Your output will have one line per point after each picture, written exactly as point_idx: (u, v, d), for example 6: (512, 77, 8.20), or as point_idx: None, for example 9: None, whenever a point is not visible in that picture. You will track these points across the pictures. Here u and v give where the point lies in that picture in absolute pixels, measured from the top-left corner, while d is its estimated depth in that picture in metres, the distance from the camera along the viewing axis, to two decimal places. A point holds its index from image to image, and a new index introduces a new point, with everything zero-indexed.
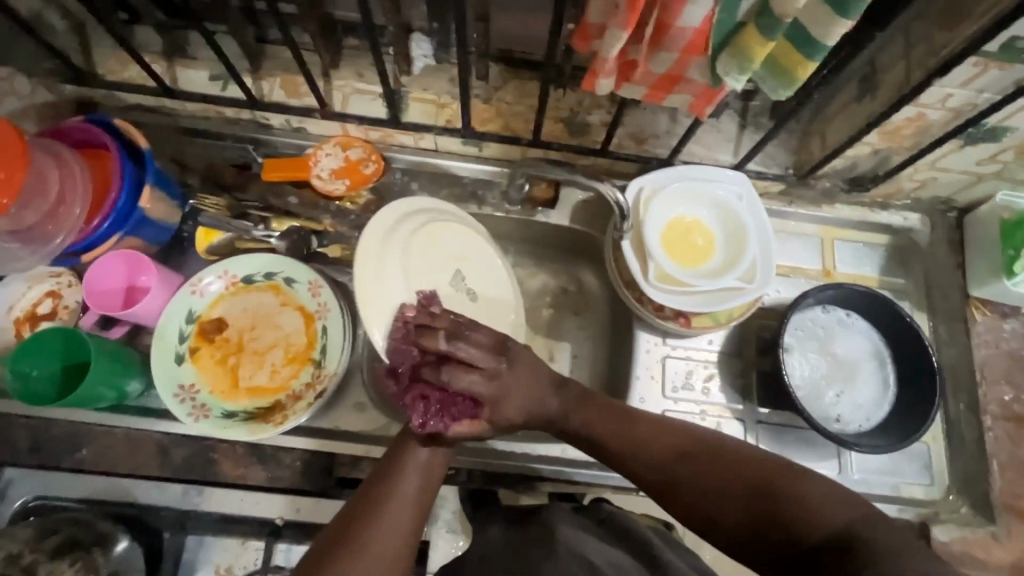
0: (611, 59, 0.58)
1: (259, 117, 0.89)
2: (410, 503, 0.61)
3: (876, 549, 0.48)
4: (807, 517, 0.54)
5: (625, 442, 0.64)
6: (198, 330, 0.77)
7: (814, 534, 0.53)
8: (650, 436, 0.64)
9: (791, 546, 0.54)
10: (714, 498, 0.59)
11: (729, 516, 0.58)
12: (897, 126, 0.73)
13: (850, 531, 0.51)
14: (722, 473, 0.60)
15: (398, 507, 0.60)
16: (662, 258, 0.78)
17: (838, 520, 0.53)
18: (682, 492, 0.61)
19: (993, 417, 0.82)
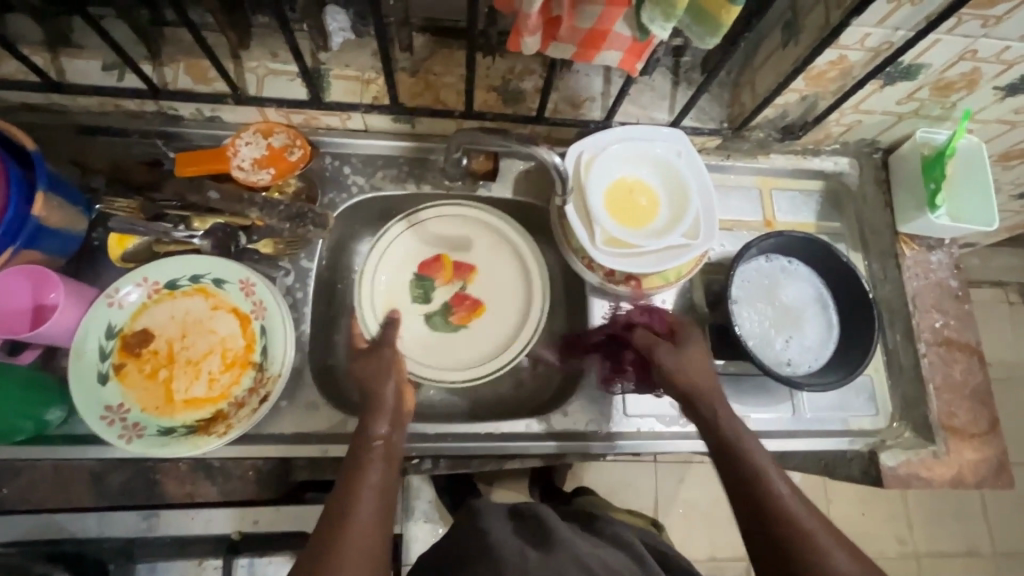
0: (533, 15, 0.55)
1: (166, 108, 0.81)
2: (368, 519, 0.58)
3: None
4: None
5: (776, 498, 0.61)
6: (122, 344, 0.70)
7: None
8: (790, 507, 0.60)
9: None
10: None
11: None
12: (821, 70, 0.74)
13: None
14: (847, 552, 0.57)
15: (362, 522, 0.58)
16: (607, 222, 0.78)
17: None
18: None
19: (928, 343, 0.87)
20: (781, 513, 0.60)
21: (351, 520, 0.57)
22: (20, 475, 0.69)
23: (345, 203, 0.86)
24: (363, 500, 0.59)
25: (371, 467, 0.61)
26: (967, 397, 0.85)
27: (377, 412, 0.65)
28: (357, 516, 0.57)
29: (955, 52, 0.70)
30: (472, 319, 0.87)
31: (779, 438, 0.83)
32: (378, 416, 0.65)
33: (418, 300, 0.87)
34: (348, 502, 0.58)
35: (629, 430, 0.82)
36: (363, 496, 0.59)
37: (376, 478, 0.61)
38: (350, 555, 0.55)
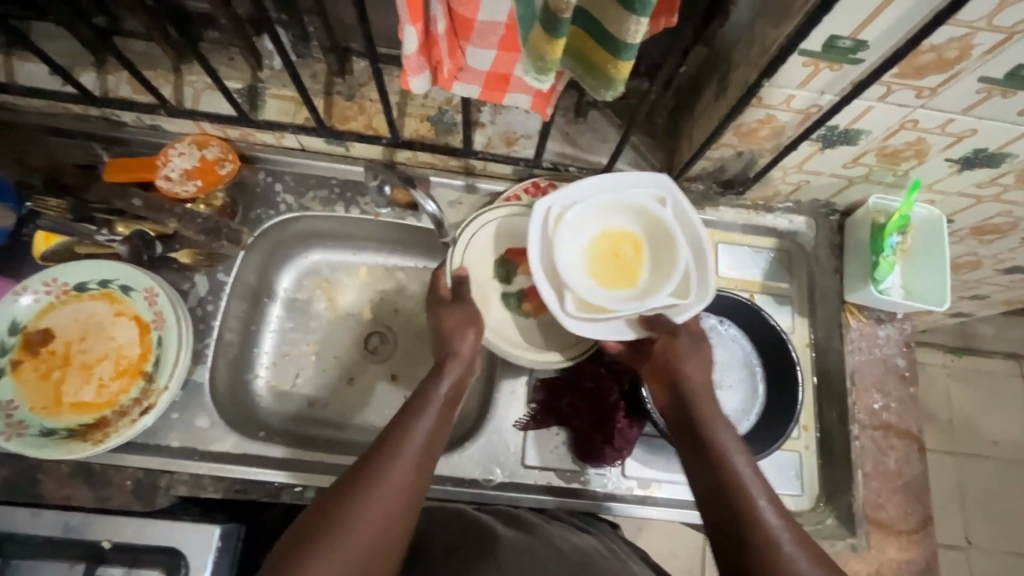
0: (413, 55, 0.54)
1: (109, 114, 0.83)
2: (415, 455, 0.60)
3: None
4: None
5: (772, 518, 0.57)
6: (23, 342, 0.73)
7: None
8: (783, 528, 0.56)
9: None
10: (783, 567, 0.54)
11: None
12: (751, 127, 0.70)
13: None
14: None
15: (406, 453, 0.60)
16: (579, 284, 0.70)
17: None
18: None
19: (862, 426, 0.80)
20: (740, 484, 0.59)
21: (403, 447, 0.60)
22: None
23: (271, 220, 0.87)
24: (417, 432, 0.62)
25: (432, 408, 0.65)
26: (899, 488, 0.78)
27: (453, 361, 0.70)
28: (403, 451, 0.60)
29: (894, 121, 0.66)
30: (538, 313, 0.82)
31: (684, 509, 0.78)
32: (453, 365, 0.70)
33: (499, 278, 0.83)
34: (401, 433, 0.61)
35: (526, 482, 0.78)
36: (415, 430, 0.62)
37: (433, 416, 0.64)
38: (389, 475, 0.57)
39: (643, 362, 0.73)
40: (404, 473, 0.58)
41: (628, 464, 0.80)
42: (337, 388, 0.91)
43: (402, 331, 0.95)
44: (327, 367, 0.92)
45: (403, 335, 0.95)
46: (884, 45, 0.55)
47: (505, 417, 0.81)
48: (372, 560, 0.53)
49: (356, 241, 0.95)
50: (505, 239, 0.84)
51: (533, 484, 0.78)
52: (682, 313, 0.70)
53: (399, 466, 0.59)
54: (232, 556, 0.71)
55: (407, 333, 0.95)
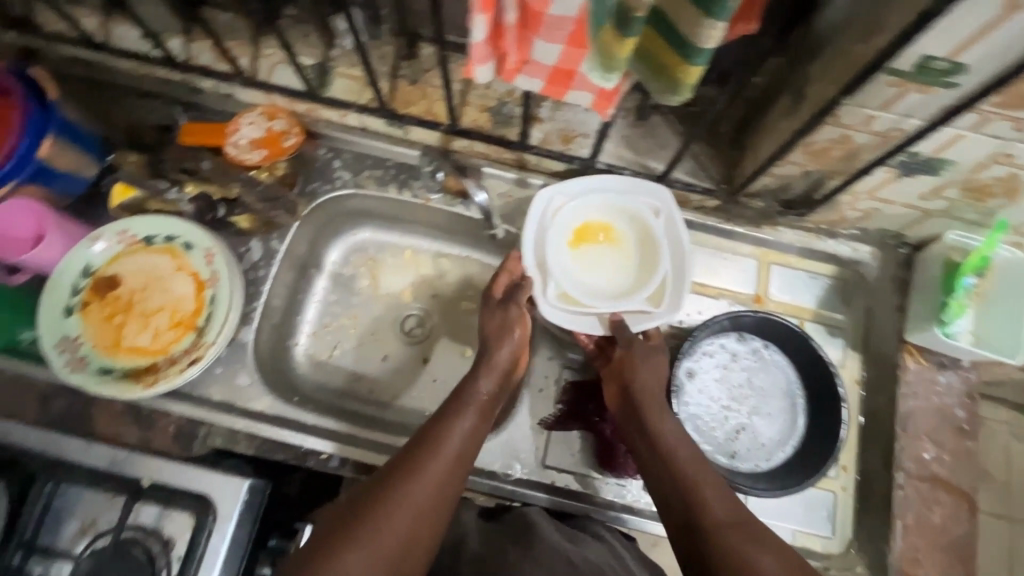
0: (480, 45, 0.54)
1: (189, 80, 0.87)
2: (450, 457, 0.62)
3: None
4: None
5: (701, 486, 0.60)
6: (93, 285, 0.78)
7: None
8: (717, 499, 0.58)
9: None
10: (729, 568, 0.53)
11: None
12: (822, 146, 0.66)
13: None
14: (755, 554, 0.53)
15: (441, 456, 0.61)
16: (565, 274, 0.75)
17: None
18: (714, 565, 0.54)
19: (908, 475, 0.75)
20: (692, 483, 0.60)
21: (432, 457, 0.61)
22: None
23: (326, 194, 0.89)
24: (452, 431, 0.63)
25: (465, 414, 0.66)
26: (940, 546, 0.73)
27: (488, 369, 0.70)
28: (434, 456, 0.61)
29: (985, 154, 0.60)
30: None
31: None
32: (489, 373, 0.70)
33: None
34: (432, 440, 0.62)
35: (543, 481, 0.78)
36: (452, 431, 0.63)
37: (465, 426, 0.64)
38: (425, 477, 0.59)
39: (604, 365, 0.76)
40: (435, 479, 0.59)
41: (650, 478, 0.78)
42: (370, 364, 0.93)
43: (439, 317, 0.96)
44: (364, 342, 0.94)
45: (439, 321, 0.96)
46: (985, 71, 0.50)
47: (530, 414, 0.80)
48: (405, 554, 0.55)
49: (402, 224, 0.97)
50: None
51: (550, 485, 0.78)
52: (648, 320, 0.74)
53: (430, 474, 0.59)
54: (258, 510, 0.74)
55: (443, 320, 0.96)
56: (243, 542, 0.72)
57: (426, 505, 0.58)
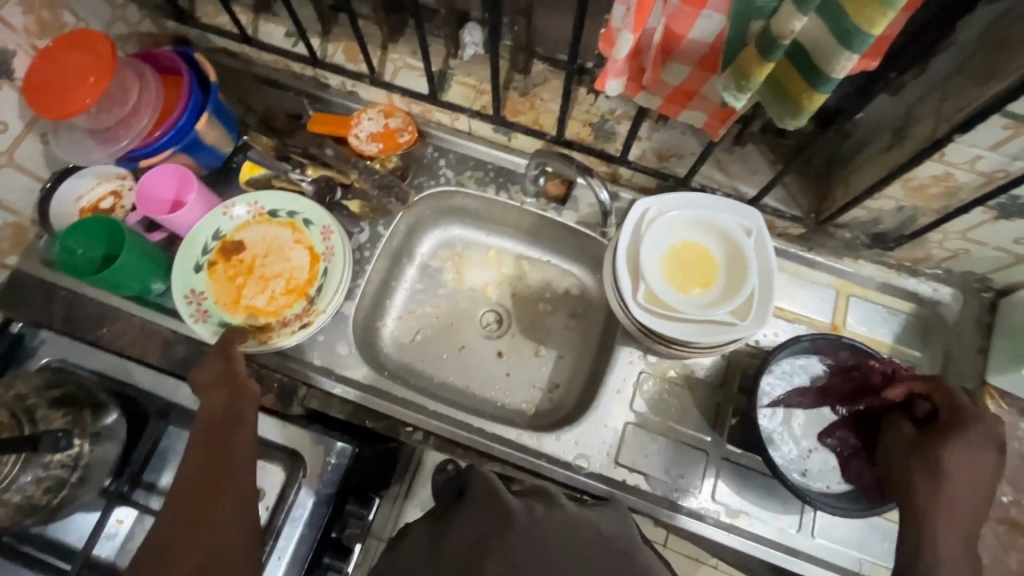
0: (620, 61, 0.60)
1: (319, 76, 0.96)
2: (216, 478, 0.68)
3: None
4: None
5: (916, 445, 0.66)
6: (222, 247, 0.87)
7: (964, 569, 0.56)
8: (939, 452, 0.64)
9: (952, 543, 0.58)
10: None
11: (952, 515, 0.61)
12: (922, 182, 0.70)
13: None
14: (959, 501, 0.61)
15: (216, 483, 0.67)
16: (655, 282, 0.79)
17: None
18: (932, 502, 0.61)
19: (985, 515, 0.76)
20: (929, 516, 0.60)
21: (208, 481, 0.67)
22: (116, 321, 0.85)
23: (431, 188, 0.96)
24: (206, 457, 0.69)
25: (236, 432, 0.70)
26: None
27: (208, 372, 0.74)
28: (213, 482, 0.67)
29: None
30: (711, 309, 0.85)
31: (766, 546, 0.78)
32: (220, 389, 0.73)
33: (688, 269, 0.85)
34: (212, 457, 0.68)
35: (615, 479, 0.80)
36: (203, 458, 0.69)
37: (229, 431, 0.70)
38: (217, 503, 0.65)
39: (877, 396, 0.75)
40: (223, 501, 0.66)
41: (720, 490, 0.80)
42: (450, 352, 0.98)
43: (518, 315, 1.01)
44: (445, 331, 1.00)
45: (518, 319, 1.01)
46: None
47: (607, 413, 0.84)
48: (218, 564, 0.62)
49: (491, 225, 1.03)
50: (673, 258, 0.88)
51: (621, 482, 0.80)
52: (734, 332, 0.77)
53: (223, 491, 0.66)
54: (343, 471, 0.79)
55: (522, 318, 1.01)
56: (326, 502, 0.77)
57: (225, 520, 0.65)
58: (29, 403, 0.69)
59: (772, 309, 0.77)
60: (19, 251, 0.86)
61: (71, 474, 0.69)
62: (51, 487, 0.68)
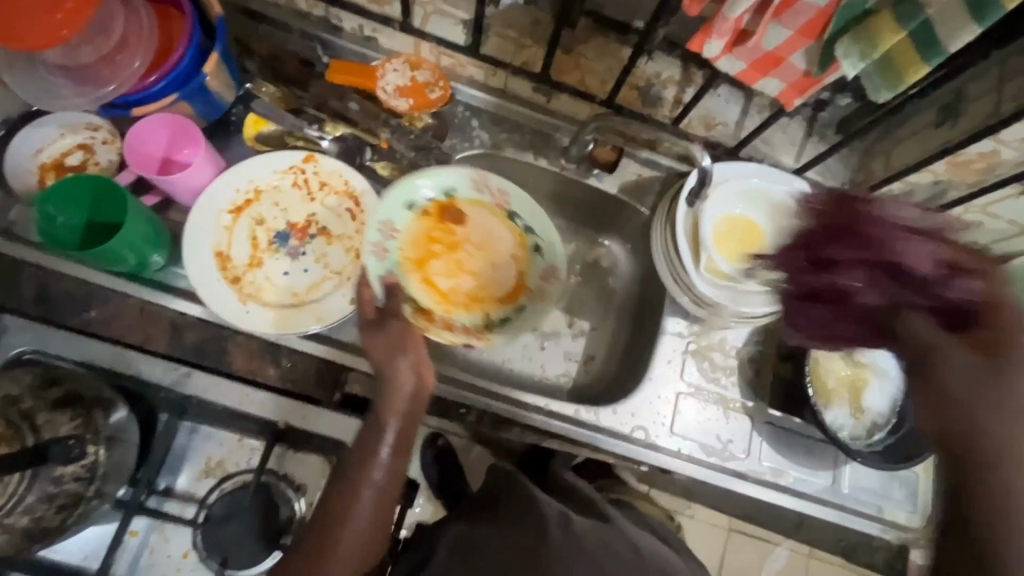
0: (731, 19, 0.57)
1: (332, 16, 0.83)
2: (371, 504, 0.59)
3: None
4: None
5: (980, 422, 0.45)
6: (239, 200, 0.75)
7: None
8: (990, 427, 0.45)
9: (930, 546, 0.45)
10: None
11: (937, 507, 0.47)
12: (968, 158, 0.74)
13: None
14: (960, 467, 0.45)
15: (358, 512, 0.58)
16: (715, 252, 0.78)
17: None
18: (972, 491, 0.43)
19: None
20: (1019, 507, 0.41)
21: (356, 503, 0.59)
22: (106, 303, 0.71)
23: (464, 151, 0.88)
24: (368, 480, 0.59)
25: (382, 468, 0.60)
26: None
27: (389, 398, 0.61)
28: (353, 517, 0.58)
29: None
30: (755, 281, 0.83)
31: (805, 501, 0.83)
32: (394, 412, 0.61)
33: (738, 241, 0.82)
34: (350, 493, 0.58)
35: (671, 448, 0.82)
36: (363, 495, 0.58)
37: (382, 465, 0.60)
38: (348, 538, 0.57)
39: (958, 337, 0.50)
40: (355, 538, 0.58)
41: (763, 452, 0.84)
42: None
43: None
44: None
45: None
46: None
47: (659, 384, 0.84)
48: None
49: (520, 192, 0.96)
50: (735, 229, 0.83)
51: (677, 451, 0.81)
52: None
53: (356, 529, 0.58)
54: None
55: None
56: None
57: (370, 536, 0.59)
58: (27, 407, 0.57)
59: None
60: None
61: (88, 487, 0.58)
62: (66, 505, 0.57)
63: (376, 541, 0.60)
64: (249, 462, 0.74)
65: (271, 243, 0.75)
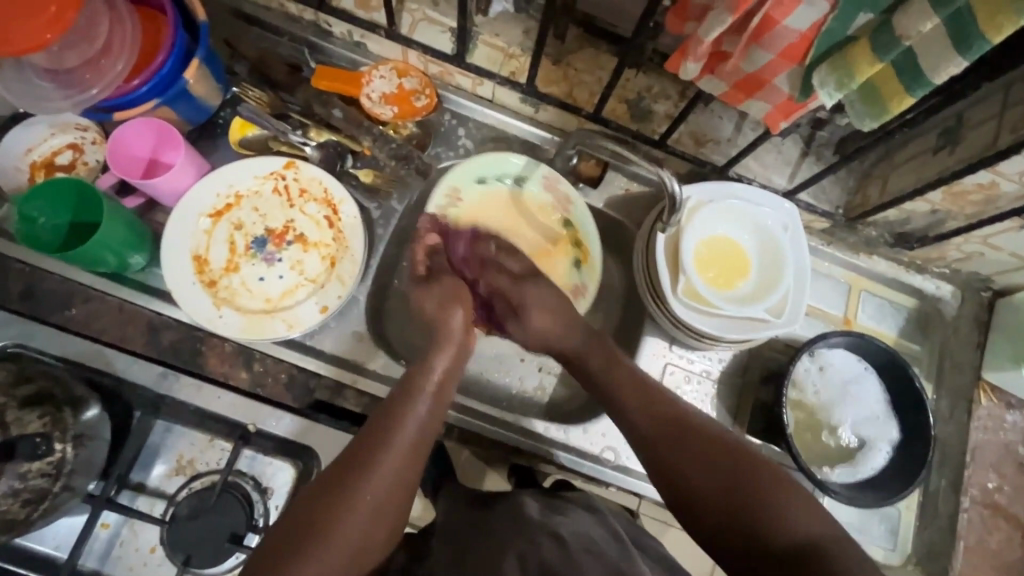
0: (706, 43, 0.55)
1: (322, 21, 0.82)
2: (403, 450, 0.59)
3: (842, 565, 0.52)
4: (789, 529, 0.56)
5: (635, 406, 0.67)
6: (220, 205, 0.76)
7: (786, 537, 0.55)
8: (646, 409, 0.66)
9: (751, 522, 0.57)
10: (720, 511, 0.58)
11: (697, 480, 0.61)
12: (965, 189, 0.70)
13: (818, 548, 0.54)
14: (695, 449, 0.62)
15: (393, 450, 0.58)
16: (694, 275, 0.77)
17: (806, 534, 0.55)
18: (681, 475, 0.62)
19: (973, 500, 0.83)
20: (688, 428, 0.64)
21: (392, 441, 0.59)
22: (89, 300, 0.72)
23: (449, 160, 0.88)
24: (405, 416, 0.61)
25: (420, 402, 0.62)
26: (995, 567, 0.83)
27: (444, 342, 0.68)
28: (396, 439, 0.59)
29: None
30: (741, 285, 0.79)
31: None
32: (443, 352, 0.68)
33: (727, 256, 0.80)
34: (394, 417, 0.60)
35: (641, 470, 0.81)
36: (405, 423, 0.60)
37: (429, 393, 0.63)
38: (390, 459, 0.58)
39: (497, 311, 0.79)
40: (395, 460, 0.58)
41: None
42: None
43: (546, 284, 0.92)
44: None
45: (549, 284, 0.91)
46: None
47: None
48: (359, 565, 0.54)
49: None
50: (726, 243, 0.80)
51: (647, 475, 0.80)
52: (769, 329, 0.76)
53: (400, 447, 0.59)
54: None
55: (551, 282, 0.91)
56: None
57: (389, 494, 0.57)
58: None
59: (804, 308, 0.77)
60: None
61: (54, 484, 0.61)
62: (32, 500, 0.60)
63: (407, 489, 0.59)
64: (219, 463, 0.75)
65: (249, 249, 0.77)
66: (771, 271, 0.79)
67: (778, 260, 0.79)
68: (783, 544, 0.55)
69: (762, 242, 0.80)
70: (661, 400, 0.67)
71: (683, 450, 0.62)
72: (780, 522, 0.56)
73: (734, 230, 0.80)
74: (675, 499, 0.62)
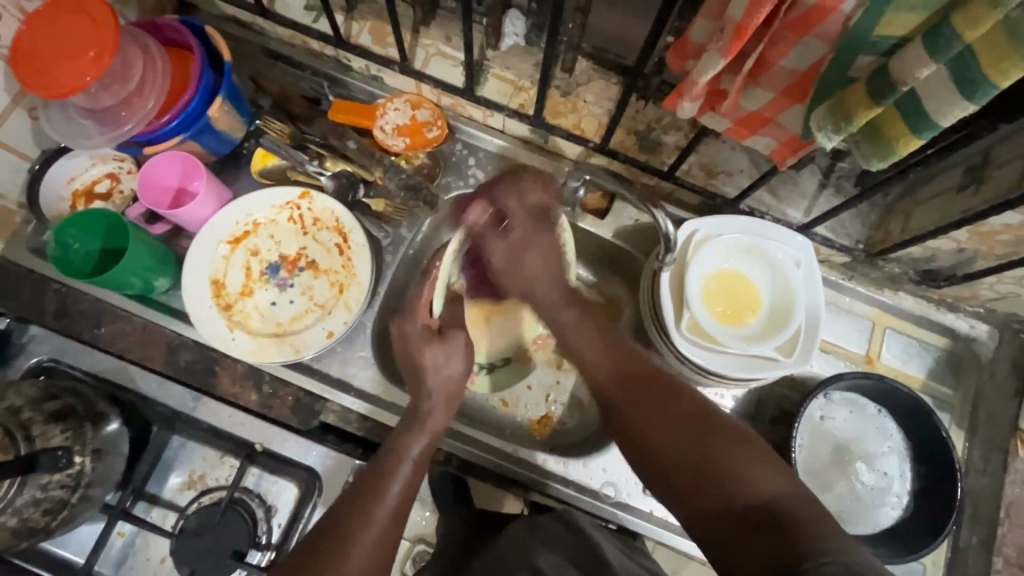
0: (700, 84, 0.54)
1: (341, 57, 0.86)
2: (386, 518, 0.58)
3: (807, 520, 0.48)
4: (749, 487, 0.52)
5: (594, 359, 0.64)
6: (238, 232, 0.81)
7: (744, 496, 0.51)
8: (603, 356, 0.64)
9: (715, 489, 0.53)
10: (683, 470, 0.55)
11: (659, 436, 0.57)
12: (992, 229, 0.66)
13: (777, 504, 0.50)
14: (654, 404, 0.59)
15: (375, 519, 0.58)
16: (698, 310, 0.75)
17: (769, 492, 0.51)
18: (637, 441, 0.59)
19: (1007, 561, 0.77)
20: (648, 377, 0.62)
21: (375, 509, 0.59)
22: (116, 321, 0.77)
23: (458, 189, 0.89)
24: (391, 486, 0.61)
25: (404, 472, 0.62)
26: None
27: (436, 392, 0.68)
28: (378, 510, 0.58)
29: None
30: (749, 318, 0.77)
31: None
32: (431, 418, 0.66)
33: (732, 290, 0.78)
34: (377, 487, 0.60)
35: (642, 508, 0.80)
36: (389, 489, 0.60)
37: (406, 472, 0.62)
38: (367, 536, 0.57)
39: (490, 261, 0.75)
40: (372, 542, 0.57)
41: None
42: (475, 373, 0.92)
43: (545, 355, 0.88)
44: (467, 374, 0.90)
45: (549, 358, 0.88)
46: None
47: None
48: None
49: None
50: (732, 277, 0.78)
51: (648, 512, 0.79)
52: (778, 366, 0.74)
53: (384, 514, 0.58)
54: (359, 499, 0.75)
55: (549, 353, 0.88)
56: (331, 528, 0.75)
57: (372, 563, 0.56)
58: (24, 417, 0.64)
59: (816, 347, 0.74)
60: (5, 236, 0.77)
61: (72, 495, 0.65)
62: (51, 509, 0.64)
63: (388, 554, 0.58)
64: (228, 479, 0.79)
65: (263, 274, 0.81)
66: (782, 296, 0.77)
67: (781, 288, 0.77)
68: (746, 503, 0.51)
69: (766, 273, 0.78)
70: (615, 339, 0.65)
71: (642, 400, 0.60)
72: (740, 476, 0.53)
73: (740, 264, 0.78)
74: (641, 472, 0.59)
